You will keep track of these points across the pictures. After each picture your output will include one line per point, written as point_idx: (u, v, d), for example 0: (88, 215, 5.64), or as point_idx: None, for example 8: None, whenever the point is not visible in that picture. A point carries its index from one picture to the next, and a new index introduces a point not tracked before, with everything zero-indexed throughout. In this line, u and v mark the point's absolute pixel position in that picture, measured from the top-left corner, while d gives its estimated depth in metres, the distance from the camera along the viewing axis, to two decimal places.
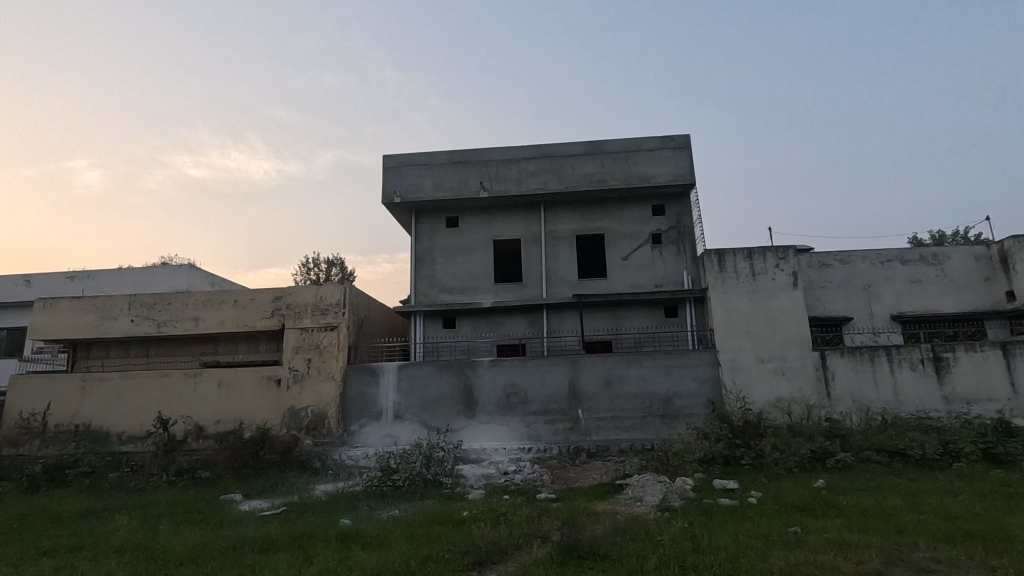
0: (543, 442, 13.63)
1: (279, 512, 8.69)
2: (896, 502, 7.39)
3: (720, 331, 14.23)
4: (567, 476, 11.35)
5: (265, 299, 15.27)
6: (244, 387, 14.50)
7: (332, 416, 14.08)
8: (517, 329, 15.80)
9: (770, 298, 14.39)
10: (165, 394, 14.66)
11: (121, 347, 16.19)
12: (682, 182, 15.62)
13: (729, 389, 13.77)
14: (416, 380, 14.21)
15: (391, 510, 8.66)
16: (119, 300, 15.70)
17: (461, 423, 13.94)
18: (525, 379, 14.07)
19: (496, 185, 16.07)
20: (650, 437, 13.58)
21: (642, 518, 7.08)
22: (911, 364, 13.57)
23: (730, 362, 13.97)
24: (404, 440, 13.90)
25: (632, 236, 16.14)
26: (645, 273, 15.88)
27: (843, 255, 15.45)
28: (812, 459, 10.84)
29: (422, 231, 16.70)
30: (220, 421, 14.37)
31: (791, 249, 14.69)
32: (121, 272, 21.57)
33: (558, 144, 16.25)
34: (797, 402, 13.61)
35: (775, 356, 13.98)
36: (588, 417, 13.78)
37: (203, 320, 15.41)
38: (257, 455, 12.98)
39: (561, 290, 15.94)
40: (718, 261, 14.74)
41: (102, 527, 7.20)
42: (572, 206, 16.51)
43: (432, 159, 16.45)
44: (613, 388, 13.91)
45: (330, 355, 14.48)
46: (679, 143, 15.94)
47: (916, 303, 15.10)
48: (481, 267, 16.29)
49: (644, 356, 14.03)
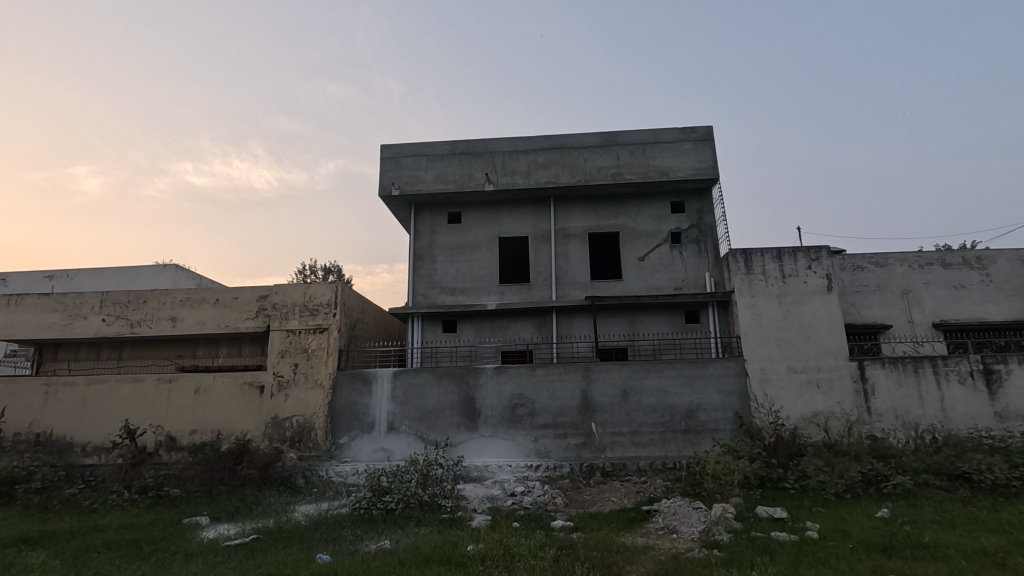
0: (553, 459, 12.28)
1: (246, 542, 7.33)
2: (997, 542, 6.05)
3: (748, 338, 12.94)
4: (583, 499, 10.03)
5: (249, 298, 13.99)
6: (223, 394, 13.16)
7: (319, 427, 12.76)
8: (524, 334, 14.51)
9: (802, 303, 13.14)
10: (135, 401, 13.33)
11: (92, 349, 14.86)
12: (705, 177, 14.41)
13: (759, 402, 12.46)
14: (413, 389, 12.89)
15: (381, 541, 7.32)
16: (90, 298, 14.39)
17: (462, 436, 12.60)
18: (533, 388, 12.75)
19: (502, 177, 14.84)
20: (671, 454, 12.23)
21: (688, 559, 5.77)
22: (959, 377, 12.28)
23: (760, 373, 12.67)
24: (398, 455, 12.56)
25: (649, 234, 14.91)
26: (663, 275, 14.63)
27: (879, 257, 14.22)
28: (864, 483, 9.54)
29: (422, 227, 15.46)
30: (195, 431, 13.03)
31: (824, 250, 13.46)
32: (102, 271, 20.30)
33: (570, 135, 15.06)
34: (835, 417, 12.27)
35: (808, 367, 12.69)
36: (602, 431, 12.46)
37: (181, 320, 14.09)
38: (234, 470, 11.62)
39: (571, 292, 14.67)
40: (744, 262, 13.51)
41: (22, 564, 5.83)
42: (584, 201, 15.28)
43: (434, 149, 15.25)
44: (631, 400, 12.59)
45: (319, 360, 13.18)
46: (701, 135, 14.78)
47: (960, 311, 13.83)
48: (486, 266, 15.04)
49: (664, 365, 12.72)
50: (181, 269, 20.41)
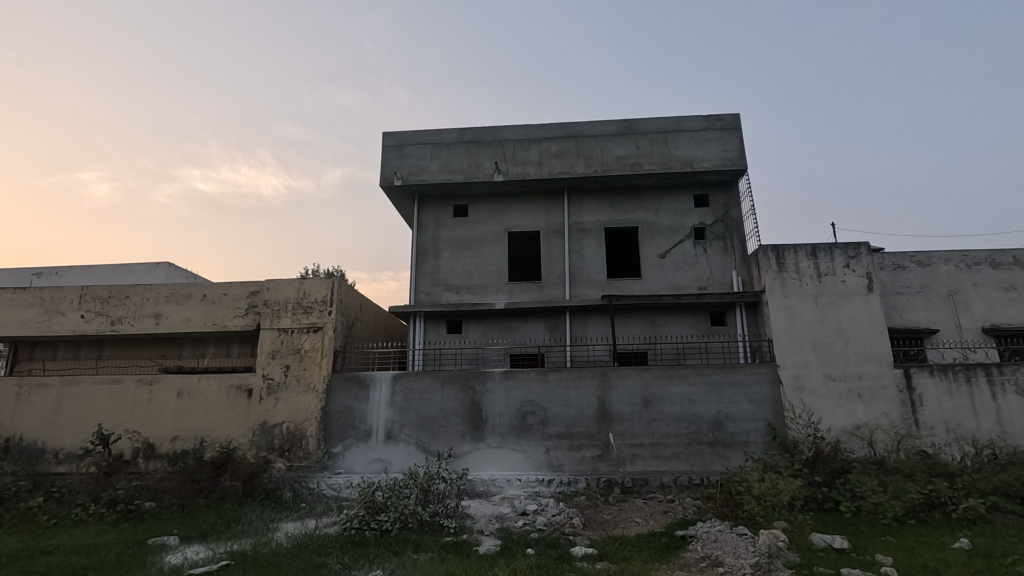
0: (566, 473, 11.14)
1: (214, 572, 6.25)
2: None
3: (782, 343, 11.80)
4: (602, 520, 8.90)
5: (239, 294, 12.97)
6: (208, 398, 12.10)
7: (311, 434, 11.67)
8: (535, 336, 13.40)
9: (840, 304, 12.01)
10: (113, 405, 12.29)
11: (70, 349, 13.83)
12: (731, 168, 13.32)
13: (795, 413, 11.29)
14: (413, 394, 11.79)
15: (371, 573, 6.21)
16: (68, 293, 13.39)
17: (467, 447, 11.48)
18: (545, 395, 11.63)
19: (513, 167, 13.80)
20: (697, 469, 11.06)
21: None
22: (1019, 387, 11.09)
23: (795, 380, 11.50)
24: (396, 467, 11.44)
25: (670, 230, 13.81)
26: (686, 274, 13.52)
27: (921, 256, 13.10)
28: (925, 506, 8.38)
29: (426, 221, 14.42)
30: (177, 438, 11.96)
31: (864, 246, 12.33)
32: (92, 269, 19.14)
33: (586, 123, 14.03)
34: (881, 430, 11.08)
35: (848, 374, 11.52)
36: (621, 443, 11.31)
37: (165, 318, 13.07)
38: (215, 482, 10.56)
39: (586, 291, 13.58)
40: (776, 259, 12.39)
41: None
42: (601, 194, 14.21)
43: (439, 138, 14.25)
44: (652, 409, 11.45)
45: (313, 362, 12.12)
46: (727, 123, 13.73)
47: (1013, 315, 12.65)
48: (494, 263, 13.96)
49: (689, 370, 11.57)
50: (175, 267, 19.40)
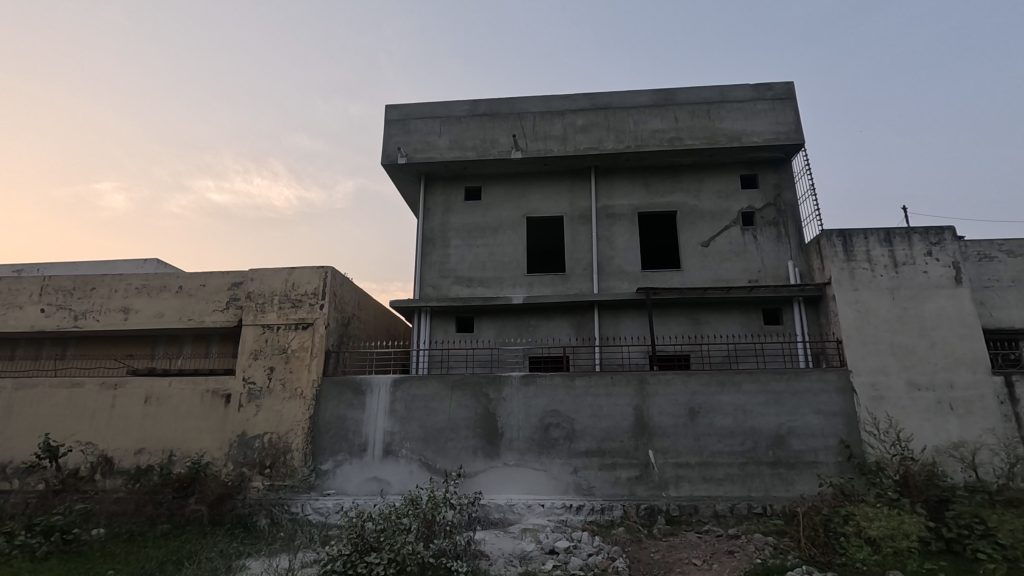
0: (598, 498, 9.28)
1: None
2: None
3: (854, 344, 9.90)
4: (652, 562, 7.03)
5: (219, 285, 11.29)
6: (179, 405, 10.39)
7: (297, 448, 9.89)
8: (558, 335, 11.59)
9: (922, 299, 10.09)
10: (71, 411, 10.62)
11: (31, 347, 12.23)
12: (787, 142, 11.52)
13: (876, 428, 9.36)
14: (417, 402, 10.02)
15: None
16: (28, 284, 11.80)
17: (479, 465, 9.67)
18: (571, 404, 9.80)
19: (532, 143, 12.08)
20: (756, 495, 9.18)
21: None
22: None
23: (872, 389, 9.59)
24: (395, 489, 9.65)
25: (713, 215, 12.01)
26: (733, 265, 11.69)
27: (1012, 245, 11.18)
28: None
29: (434, 205, 12.72)
30: (142, 451, 10.25)
31: (948, 231, 10.44)
32: (75, 264, 17.63)
33: (617, 94, 12.32)
34: (984, 450, 9.16)
35: (936, 383, 9.59)
36: (662, 462, 9.43)
37: (134, 312, 11.41)
38: (179, 505, 8.82)
39: (617, 285, 11.78)
40: (842, 246, 10.54)
41: None
42: (633, 175, 12.44)
43: (449, 111, 12.59)
44: (700, 422, 9.56)
45: (300, 363, 10.38)
46: (780, 93, 11.96)
47: None
48: (511, 252, 12.21)
49: (743, 377, 9.70)
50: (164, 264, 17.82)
